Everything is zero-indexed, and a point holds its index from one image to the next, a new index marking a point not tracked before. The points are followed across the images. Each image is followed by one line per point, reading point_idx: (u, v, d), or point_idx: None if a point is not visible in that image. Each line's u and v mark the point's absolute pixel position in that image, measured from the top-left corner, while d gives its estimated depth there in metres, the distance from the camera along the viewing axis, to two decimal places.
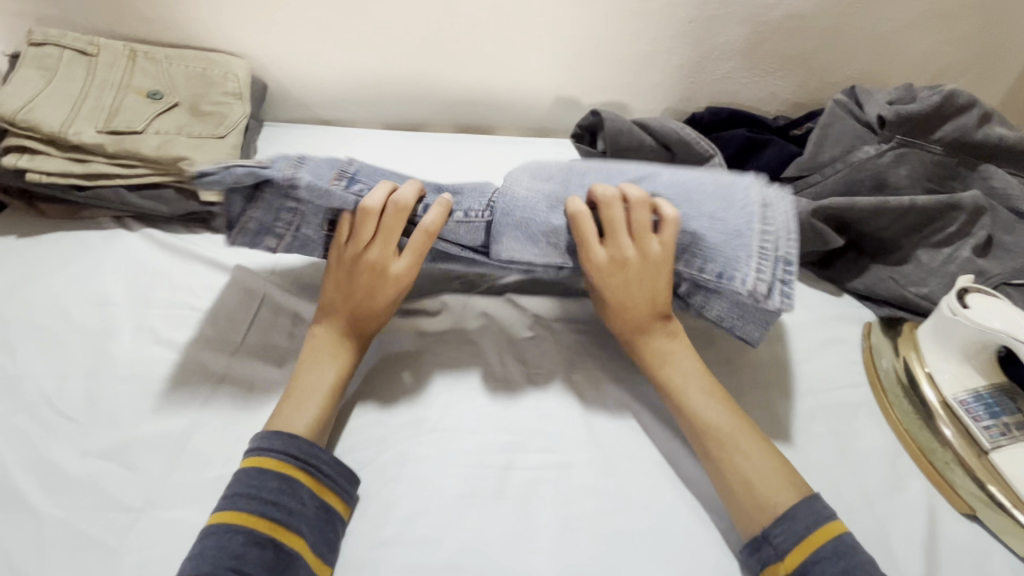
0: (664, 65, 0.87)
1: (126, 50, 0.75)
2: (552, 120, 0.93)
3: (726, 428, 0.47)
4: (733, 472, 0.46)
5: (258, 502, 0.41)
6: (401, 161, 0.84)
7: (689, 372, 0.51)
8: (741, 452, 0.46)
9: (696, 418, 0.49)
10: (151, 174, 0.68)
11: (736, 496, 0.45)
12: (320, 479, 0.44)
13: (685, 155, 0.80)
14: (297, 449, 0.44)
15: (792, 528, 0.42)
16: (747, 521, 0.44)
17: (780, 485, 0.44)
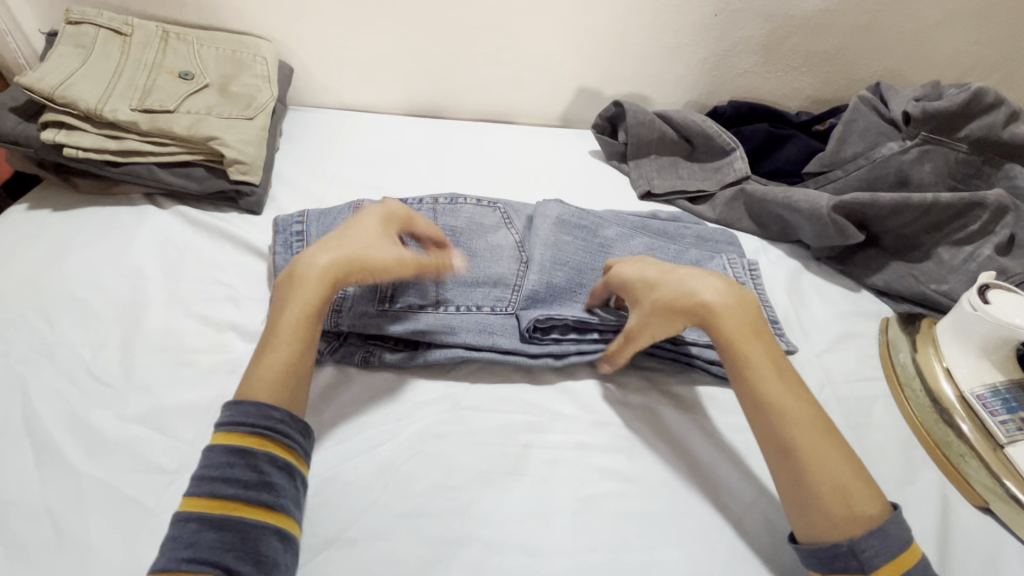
0: (687, 58, 0.87)
1: (159, 31, 0.77)
2: (573, 111, 0.94)
3: (811, 425, 0.44)
4: (821, 476, 0.42)
5: (206, 481, 0.40)
6: (424, 147, 0.85)
7: (775, 363, 0.47)
8: (829, 455, 0.43)
9: (781, 409, 0.44)
10: (182, 153, 0.70)
11: (819, 501, 0.42)
12: (269, 438, 0.43)
13: (706, 148, 0.81)
14: (246, 415, 0.43)
15: (886, 544, 0.40)
16: (831, 527, 0.41)
17: (865, 493, 0.42)
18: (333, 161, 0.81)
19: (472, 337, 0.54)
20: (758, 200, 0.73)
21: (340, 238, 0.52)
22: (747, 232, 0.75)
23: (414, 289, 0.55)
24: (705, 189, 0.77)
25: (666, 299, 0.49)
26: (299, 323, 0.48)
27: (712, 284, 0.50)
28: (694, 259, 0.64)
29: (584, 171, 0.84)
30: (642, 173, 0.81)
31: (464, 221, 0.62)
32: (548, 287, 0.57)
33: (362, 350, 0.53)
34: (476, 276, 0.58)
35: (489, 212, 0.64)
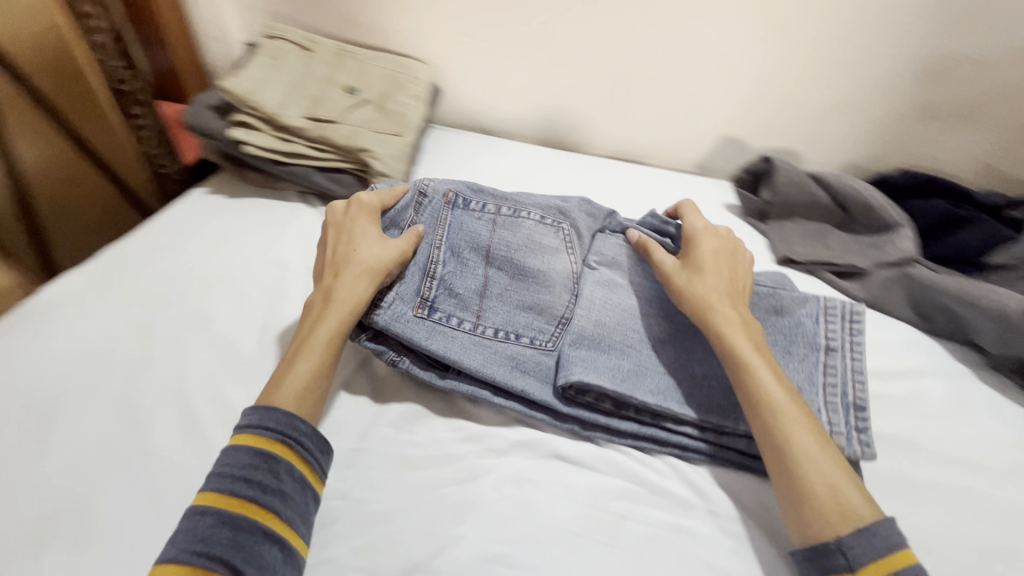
0: (852, 117, 0.79)
1: (337, 49, 0.86)
2: (712, 160, 0.90)
3: (796, 418, 0.45)
4: (810, 468, 0.42)
5: (229, 478, 0.41)
6: (553, 179, 0.85)
7: (768, 364, 0.48)
8: (815, 445, 0.43)
9: (768, 401, 0.46)
10: (337, 160, 0.76)
11: (804, 492, 0.42)
12: (293, 448, 0.44)
13: (865, 220, 0.72)
14: (275, 422, 0.44)
15: (872, 540, 0.38)
16: (818, 523, 0.40)
17: (857, 493, 0.41)
18: (466, 182, 0.83)
19: (502, 375, 0.51)
20: (923, 287, 0.64)
21: (356, 265, 0.52)
22: (904, 321, 0.65)
23: (456, 303, 0.55)
24: (855, 263, 0.69)
25: (697, 291, 0.53)
26: (331, 336, 0.49)
27: (719, 288, 0.53)
28: (780, 305, 0.57)
29: (716, 225, 0.79)
30: (783, 236, 0.74)
31: (521, 239, 0.59)
32: (596, 331, 0.53)
33: (391, 352, 0.53)
34: (524, 300, 0.56)
35: (551, 232, 0.60)
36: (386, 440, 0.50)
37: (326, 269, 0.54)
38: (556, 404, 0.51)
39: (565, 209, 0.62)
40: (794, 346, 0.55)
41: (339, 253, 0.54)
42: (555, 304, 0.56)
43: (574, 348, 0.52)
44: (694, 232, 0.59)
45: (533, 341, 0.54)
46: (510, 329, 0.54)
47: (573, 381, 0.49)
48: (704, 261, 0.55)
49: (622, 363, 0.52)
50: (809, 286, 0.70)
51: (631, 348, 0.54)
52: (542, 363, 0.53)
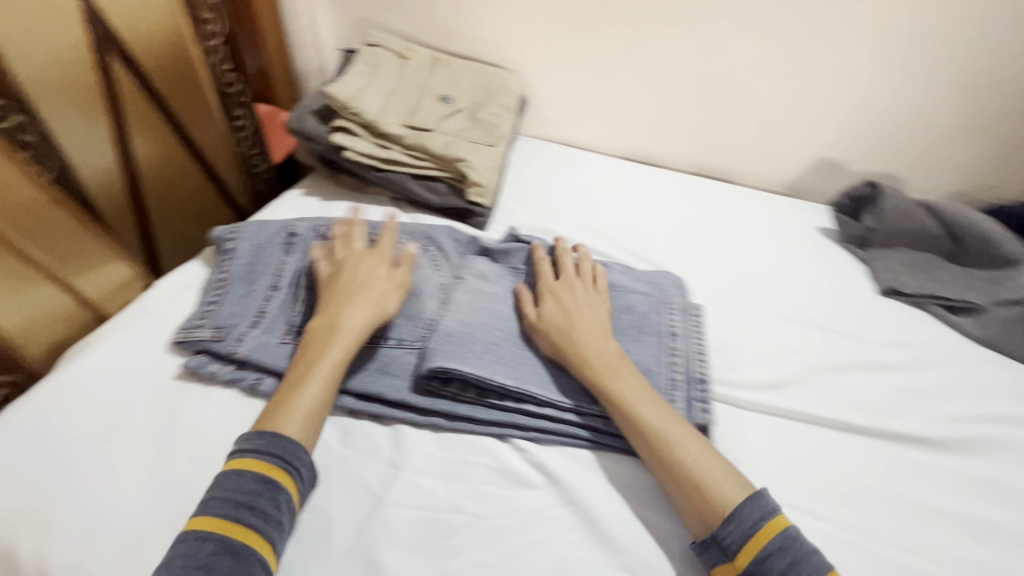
0: (962, 143, 0.76)
1: (432, 58, 0.87)
2: (802, 182, 0.87)
3: (662, 432, 0.47)
4: (676, 472, 0.46)
5: (230, 503, 0.42)
6: (639, 194, 0.84)
7: (634, 384, 0.51)
8: (684, 446, 0.47)
9: (643, 421, 0.48)
10: (431, 168, 0.77)
11: (689, 494, 0.45)
12: (292, 475, 0.44)
13: (981, 253, 0.69)
14: (281, 449, 0.44)
15: (738, 525, 0.42)
16: (699, 519, 0.44)
17: (729, 482, 0.45)
18: (552, 195, 0.83)
19: (362, 380, 0.53)
20: None
21: (364, 292, 0.55)
22: None
23: (323, 320, 0.58)
24: (970, 299, 0.66)
25: (569, 332, 0.54)
26: (332, 368, 0.50)
27: (585, 326, 0.55)
28: (629, 302, 0.61)
29: (811, 248, 0.77)
30: (887, 266, 0.72)
31: (388, 259, 0.64)
32: (462, 329, 0.55)
33: (252, 376, 0.54)
34: None
35: (418, 252, 0.65)
36: (498, 454, 0.50)
37: (335, 297, 0.55)
38: (422, 402, 0.52)
39: (432, 234, 0.68)
40: (642, 334, 0.58)
41: (347, 284, 0.56)
42: (426, 309, 0.59)
43: (440, 341, 0.53)
44: (551, 281, 0.60)
45: (400, 341, 0.56)
46: (376, 334, 0.56)
47: (432, 368, 0.51)
48: (562, 293, 0.58)
49: (497, 359, 0.53)
50: (918, 320, 0.66)
51: (511, 356, 0.54)
52: (405, 361, 0.54)
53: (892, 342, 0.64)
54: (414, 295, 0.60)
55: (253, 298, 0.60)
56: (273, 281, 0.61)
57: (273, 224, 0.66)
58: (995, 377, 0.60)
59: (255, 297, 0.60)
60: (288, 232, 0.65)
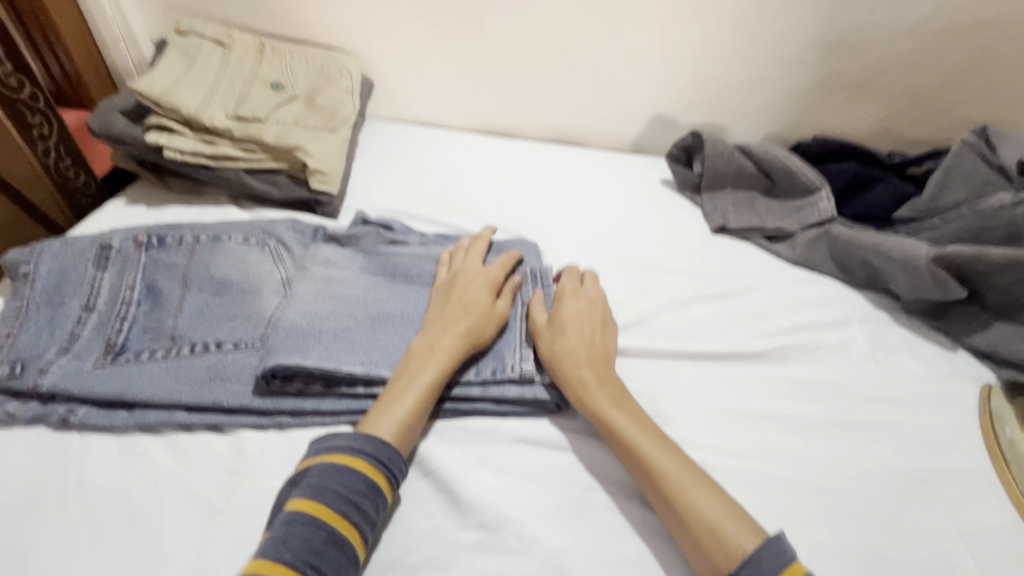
0: (769, 90, 0.84)
1: (257, 43, 0.81)
2: (645, 139, 0.93)
3: (670, 466, 0.45)
4: (686, 517, 0.42)
5: (344, 501, 0.41)
6: (493, 166, 0.86)
7: (637, 418, 0.48)
8: (692, 487, 0.43)
9: (651, 461, 0.45)
10: (268, 160, 0.73)
11: (697, 536, 0.41)
12: (391, 482, 0.44)
13: (788, 184, 0.77)
14: (364, 504, 0.42)
15: (756, 570, 0.38)
16: (709, 566, 0.41)
17: (741, 527, 0.41)
18: (407, 175, 0.82)
19: (195, 392, 0.49)
20: (843, 245, 0.69)
21: (460, 304, 0.54)
22: (830, 277, 0.71)
23: (149, 335, 0.53)
24: (781, 226, 0.74)
25: (571, 353, 0.52)
26: (436, 383, 0.49)
27: (574, 342, 0.53)
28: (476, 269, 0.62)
29: (653, 200, 0.83)
30: (717, 206, 0.79)
31: (221, 260, 0.60)
32: (306, 322, 0.52)
33: (63, 408, 0.48)
34: (226, 312, 0.55)
35: (255, 249, 0.61)
36: None
37: (479, 320, 0.53)
38: (262, 403, 0.49)
39: (271, 228, 0.64)
40: None
41: (466, 304, 0.54)
42: (265, 305, 0.56)
43: (283, 338, 0.51)
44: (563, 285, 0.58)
45: (238, 344, 0.53)
46: (210, 340, 0.53)
47: (272, 367, 0.48)
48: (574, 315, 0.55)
49: (340, 346, 0.52)
50: (742, 252, 0.74)
51: (360, 341, 0.53)
52: (244, 364, 0.51)
53: (722, 275, 0.70)
54: (251, 293, 0.57)
55: (62, 322, 0.53)
56: (86, 300, 0.55)
57: (80, 237, 0.59)
58: (804, 292, 0.68)
59: (65, 321, 0.53)
60: (100, 244, 0.58)
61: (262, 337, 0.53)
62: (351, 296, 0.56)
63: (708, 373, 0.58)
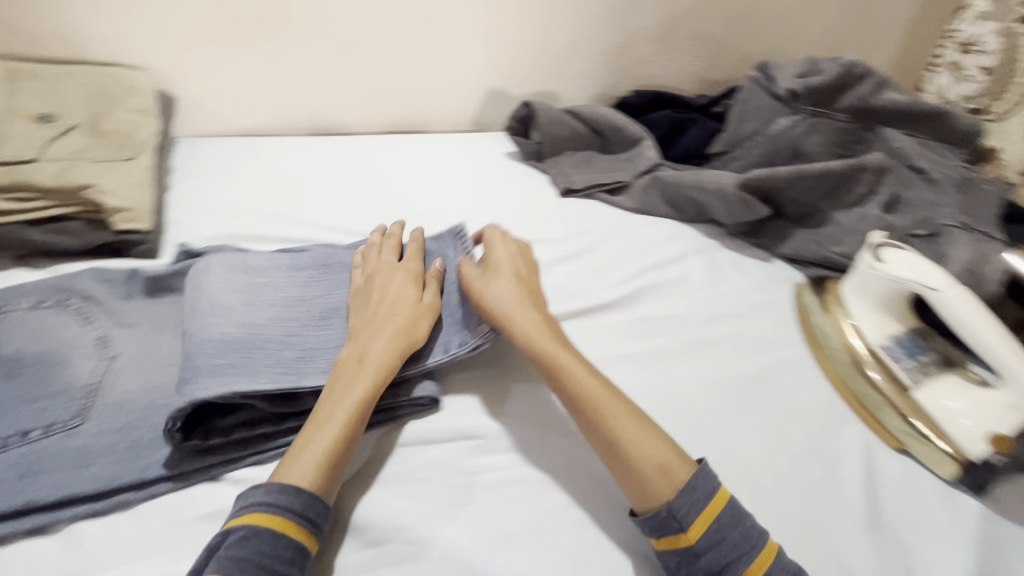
0: (586, 53, 0.88)
1: (8, 70, 0.69)
2: (484, 116, 0.94)
3: (615, 405, 0.47)
4: (636, 459, 0.44)
5: (264, 572, 0.37)
6: (332, 168, 0.81)
7: (582, 366, 0.49)
8: (637, 431, 0.45)
9: (596, 407, 0.46)
10: (54, 206, 0.62)
11: (642, 473, 0.43)
12: (316, 539, 0.41)
13: (618, 139, 0.83)
14: (288, 566, 0.38)
15: (692, 497, 0.42)
16: (654, 499, 0.43)
17: (679, 459, 0.44)
18: (237, 194, 0.75)
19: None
20: (671, 185, 0.75)
21: (384, 294, 0.52)
22: (666, 217, 0.77)
23: None
24: (618, 179, 0.79)
25: (506, 309, 0.51)
26: (374, 385, 0.46)
27: (513, 297, 0.52)
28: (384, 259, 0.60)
29: (502, 174, 0.84)
30: (560, 169, 0.83)
31: (8, 336, 0.50)
32: (243, 335, 0.49)
33: None
34: (26, 394, 0.47)
35: (54, 313, 0.53)
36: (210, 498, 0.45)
37: (405, 304, 0.51)
38: (166, 467, 0.45)
39: (70, 284, 0.56)
40: None
41: (384, 295, 0.52)
42: (128, 364, 0.50)
43: (213, 358, 0.46)
44: (493, 245, 0.57)
45: (47, 428, 0.45)
46: (9, 433, 0.44)
47: (195, 399, 0.43)
48: (503, 269, 0.54)
49: (261, 364, 0.47)
50: (589, 209, 0.79)
51: (280, 354, 0.49)
52: (72, 448, 0.44)
53: (573, 235, 0.74)
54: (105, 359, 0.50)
55: None
56: None
57: None
58: (646, 236, 0.74)
59: None
60: None
61: (137, 399, 0.48)
62: (271, 305, 0.53)
63: (573, 330, 0.61)
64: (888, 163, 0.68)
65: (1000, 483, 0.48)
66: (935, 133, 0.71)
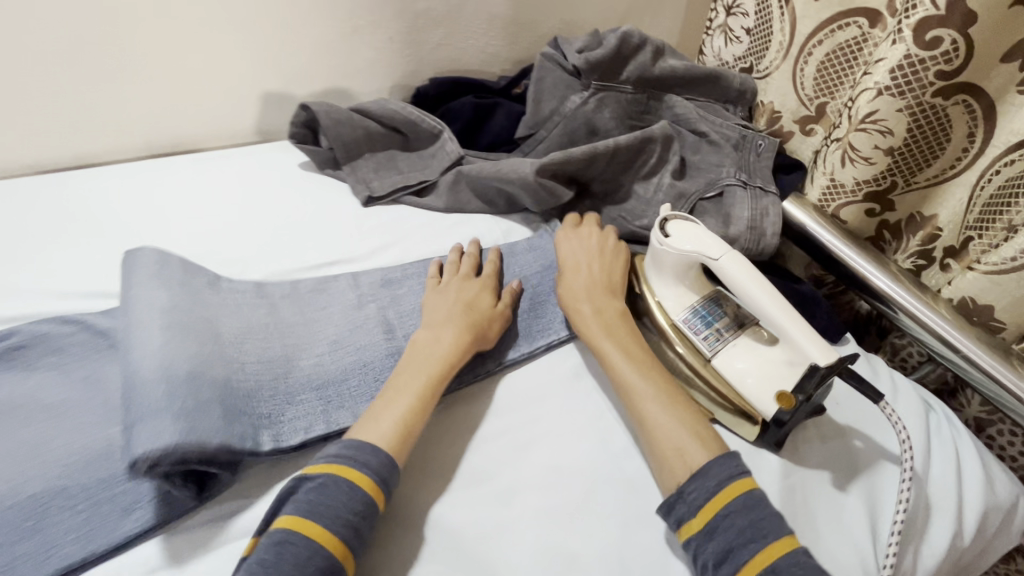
0: (369, 41, 0.80)
1: None
2: (269, 123, 0.82)
3: (656, 388, 0.48)
4: (656, 443, 0.46)
5: (342, 522, 0.39)
6: (59, 208, 0.64)
7: (625, 351, 0.51)
8: (667, 414, 0.46)
9: (629, 391, 0.49)
10: None
11: (661, 451, 0.45)
12: (384, 497, 0.42)
13: (416, 135, 0.76)
14: (357, 521, 0.40)
15: (704, 482, 0.42)
16: (670, 480, 0.44)
17: (704, 444, 0.45)
18: None
19: None
20: (476, 179, 0.70)
21: (454, 299, 0.55)
22: (480, 212, 0.73)
23: None
24: (423, 178, 0.73)
25: (581, 299, 0.55)
26: (418, 401, 0.47)
27: (579, 289, 0.55)
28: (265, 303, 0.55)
29: (293, 187, 0.73)
30: (360, 176, 0.74)
31: None
32: (184, 378, 0.43)
33: None
34: None
35: None
36: None
37: (470, 308, 0.54)
38: (120, 531, 0.40)
39: None
40: (346, 321, 0.55)
41: (478, 293, 0.56)
42: (33, 430, 0.43)
43: (182, 409, 0.41)
44: (574, 232, 0.61)
45: None
46: None
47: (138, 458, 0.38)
48: (570, 262, 0.58)
49: (218, 401, 0.43)
50: (396, 216, 0.71)
51: (222, 404, 0.44)
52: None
53: (378, 248, 0.66)
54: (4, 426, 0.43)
55: None
56: None
57: None
58: (459, 236, 0.69)
59: None
60: None
61: (75, 454, 0.42)
62: (220, 353, 0.47)
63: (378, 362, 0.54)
64: (673, 131, 0.69)
65: (793, 434, 0.50)
66: (716, 96, 0.76)
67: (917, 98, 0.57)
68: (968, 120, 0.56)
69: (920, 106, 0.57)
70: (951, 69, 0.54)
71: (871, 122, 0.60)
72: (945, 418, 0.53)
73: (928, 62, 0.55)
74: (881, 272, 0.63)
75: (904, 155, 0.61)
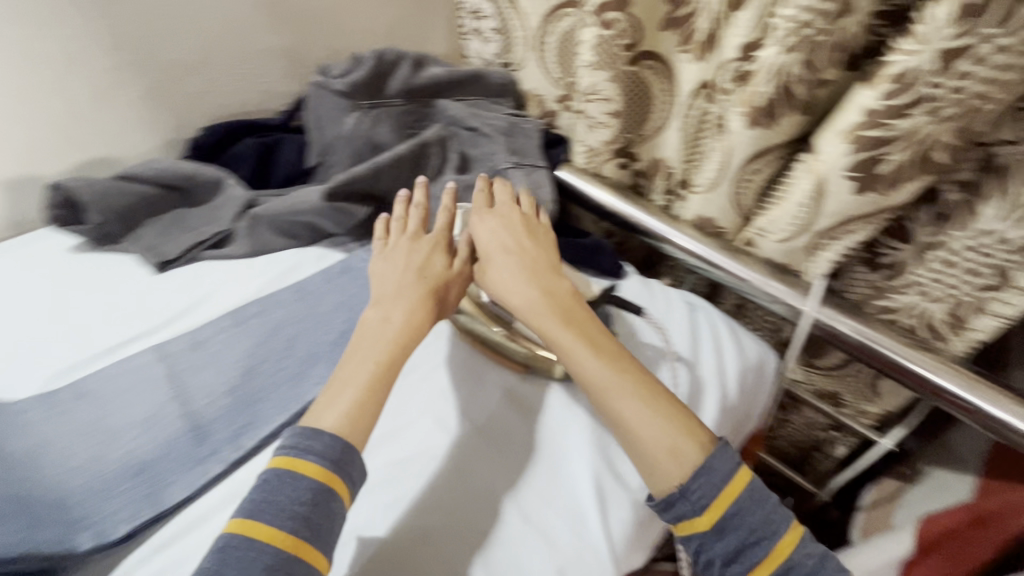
0: (117, 103, 0.74)
1: None
2: (22, 212, 0.73)
3: (626, 382, 0.52)
4: (643, 440, 0.49)
5: (290, 515, 0.43)
6: None
7: (598, 355, 0.54)
8: (643, 409, 0.50)
9: (597, 387, 0.52)
10: None
11: (655, 458, 0.49)
12: (342, 482, 0.46)
13: (199, 188, 0.73)
14: (307, 509, 0.43)
15: (710, 480, 0.47)
16: (664, 479, 0.48)
17: (687, 446, 0.48)
18: None
19: None
20: (271, 219, 0.70)
21: (404, 263, 0.60)
22: (286, 247, 0.72)
23: None
24: (217, 230, 0.71)
25: (530, 299, 0.57)
26: (378, 375, 0.51)
27: (519, 276, 0.59)
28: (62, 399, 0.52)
29: (68, 273, 0.67)
30: (145, 242, 0.70)
31: None
32: None
33: None
34: None
35: None
36: None
37: (412, 276, 0.58)
38: None
39: None
40: (157, 393, 0.53)
41: (417, 259, 0.60)
42: None
43: None
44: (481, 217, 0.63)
45: None
46: None
47: None
48: (511, 262, 0.60)
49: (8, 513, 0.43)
50: (196, 274, 0.68)
51: (18, 515, 0.43)
52: None
53: (181, 311, 0.64)
54: None
55: None
56: None
57: None
58: (268, 275, 0.69)
59: None
60: None
61: None
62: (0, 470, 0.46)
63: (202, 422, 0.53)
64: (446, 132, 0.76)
65: None
66: (483, 92, 0.82)
67: (617, 68, 0.67)
68: (659, 78, 0.69)
69: (621, 74, 0.68)
70: (630, 41, 0.65)
71: (593, 93, 0.70)
72: (705, 310, 0.66)
73: (612, 39, 0.64)
74: (645, 213, 0.74)
75: (626, 115, 0.72)
